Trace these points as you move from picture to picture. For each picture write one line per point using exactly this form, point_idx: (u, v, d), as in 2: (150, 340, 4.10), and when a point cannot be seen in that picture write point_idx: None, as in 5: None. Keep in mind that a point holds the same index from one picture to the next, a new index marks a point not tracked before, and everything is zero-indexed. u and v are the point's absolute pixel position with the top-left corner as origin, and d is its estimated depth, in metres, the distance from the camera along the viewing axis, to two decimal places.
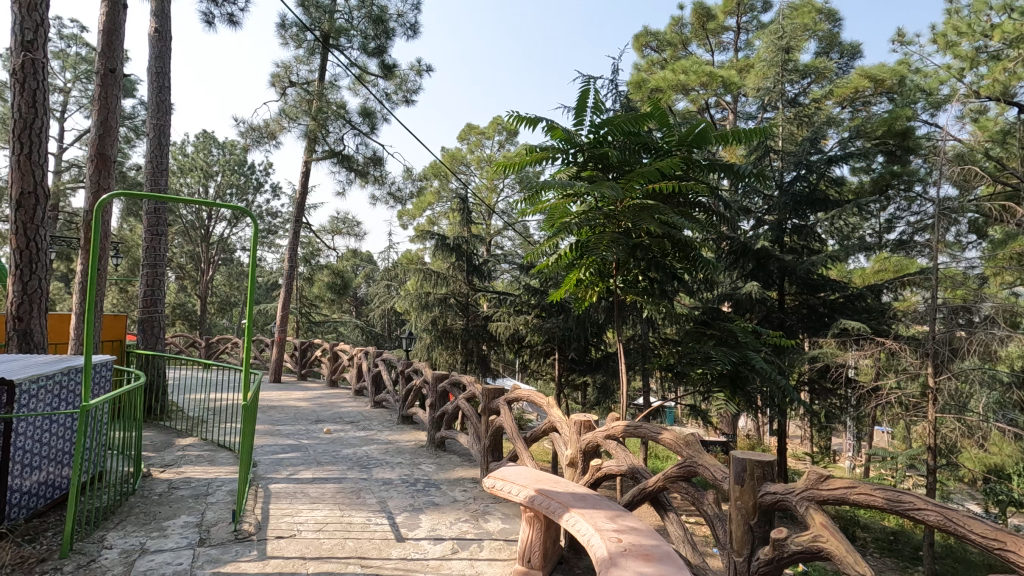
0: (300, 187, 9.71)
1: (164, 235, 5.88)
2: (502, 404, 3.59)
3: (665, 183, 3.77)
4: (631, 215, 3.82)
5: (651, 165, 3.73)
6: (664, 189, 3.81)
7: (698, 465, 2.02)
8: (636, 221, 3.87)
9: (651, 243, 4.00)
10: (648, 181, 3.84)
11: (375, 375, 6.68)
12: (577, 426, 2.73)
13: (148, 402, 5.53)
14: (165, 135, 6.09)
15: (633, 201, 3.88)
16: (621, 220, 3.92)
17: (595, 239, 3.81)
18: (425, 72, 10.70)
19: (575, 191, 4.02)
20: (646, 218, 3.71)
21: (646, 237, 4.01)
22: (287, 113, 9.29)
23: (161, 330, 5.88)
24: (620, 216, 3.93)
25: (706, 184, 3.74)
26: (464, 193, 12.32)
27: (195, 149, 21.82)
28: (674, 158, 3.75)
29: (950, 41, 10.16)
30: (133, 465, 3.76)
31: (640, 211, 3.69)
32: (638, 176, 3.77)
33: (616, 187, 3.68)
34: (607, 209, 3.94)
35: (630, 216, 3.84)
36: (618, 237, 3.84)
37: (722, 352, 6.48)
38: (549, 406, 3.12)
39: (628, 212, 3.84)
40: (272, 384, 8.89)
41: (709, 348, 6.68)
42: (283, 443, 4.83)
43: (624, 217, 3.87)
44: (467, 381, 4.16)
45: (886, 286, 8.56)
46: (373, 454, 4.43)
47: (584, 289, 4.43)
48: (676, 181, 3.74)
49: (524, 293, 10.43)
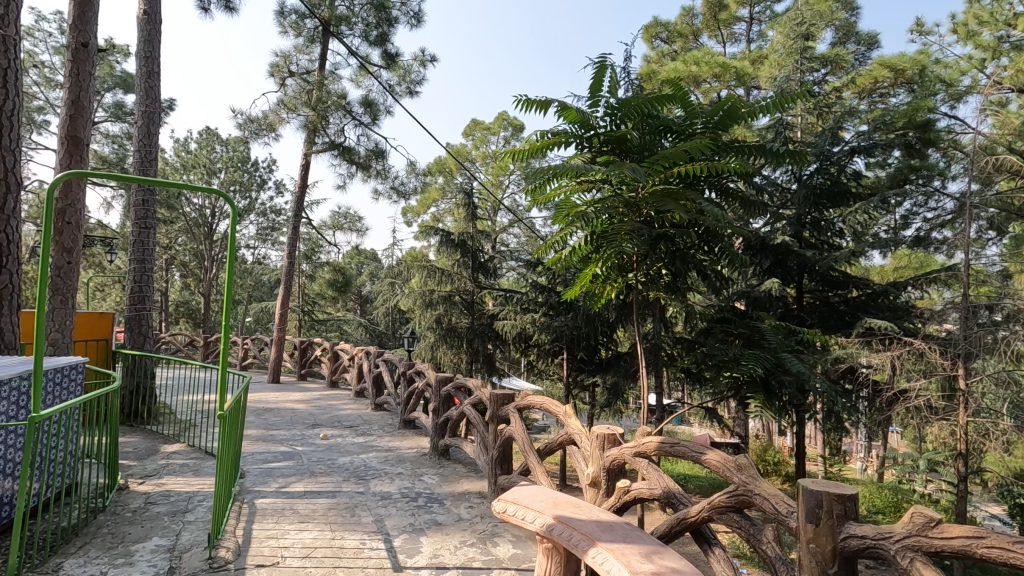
0: (300, 181, 9.38)
1: (152, 229, 5.57)
2: (512, 412, 3.24)
3: (692, 166, 3.41)
4: (656, 201, 3.46)
5: (677, 146, 3.37)
6: (691, 172, 3.46)
7: (755, 495, 1.68)
8: (659, 208, 3.50)
9: (677, 234, 3.64)
10: (673, 164, 3.48)
11: (376, 376, 6.36)
12: (599, 440, 2.38)
13: (135, 405, 5.25)
14: (155, 122, 5.78)
15: (656, 186, 3.52)
16: (643, 207, 3.56)
17: (615, 230, 3.45)
18: (429, 62, 10.38)
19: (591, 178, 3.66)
20: (674, 205, 3.34)
21: (671, 227, 3.66)
22: (287, 104, 8.98)
23: (150, 328, 5.57)
24: (641, 204, 3.57)
25: (739, 167, 3.39)
26: (469, 188, 12.00)
27: (198, 145, 21.61)
28: (702, 138, 3.39)
29: (971, 31, 9.63)
30: (108, 476, 3.45)
31: (667, 197, 3.32)
32: (663, 159, 3.41)
33: (638, 171, 3.32)
34: (627, 196, 3.57)
35: (655, 204, 3.48)
36: (641, 228, 3.47)
37: (754, 356, 6.07)
38: (566, 416, 2.77)
39: (653, 199, 3.47)
40: (270, 384, 8.59)
41: (739, 352, 6.28)
42: (277, 450, 4.51)
43: (647, 205, 3.51)
44: (473, 384, 3.82)
45: (910, 281, 8.15)
46: (372, 463, 4.11)
47: (601, 285, 4.05)
48: (706, 163, 3.38)
49: (531, 291, 10.09)
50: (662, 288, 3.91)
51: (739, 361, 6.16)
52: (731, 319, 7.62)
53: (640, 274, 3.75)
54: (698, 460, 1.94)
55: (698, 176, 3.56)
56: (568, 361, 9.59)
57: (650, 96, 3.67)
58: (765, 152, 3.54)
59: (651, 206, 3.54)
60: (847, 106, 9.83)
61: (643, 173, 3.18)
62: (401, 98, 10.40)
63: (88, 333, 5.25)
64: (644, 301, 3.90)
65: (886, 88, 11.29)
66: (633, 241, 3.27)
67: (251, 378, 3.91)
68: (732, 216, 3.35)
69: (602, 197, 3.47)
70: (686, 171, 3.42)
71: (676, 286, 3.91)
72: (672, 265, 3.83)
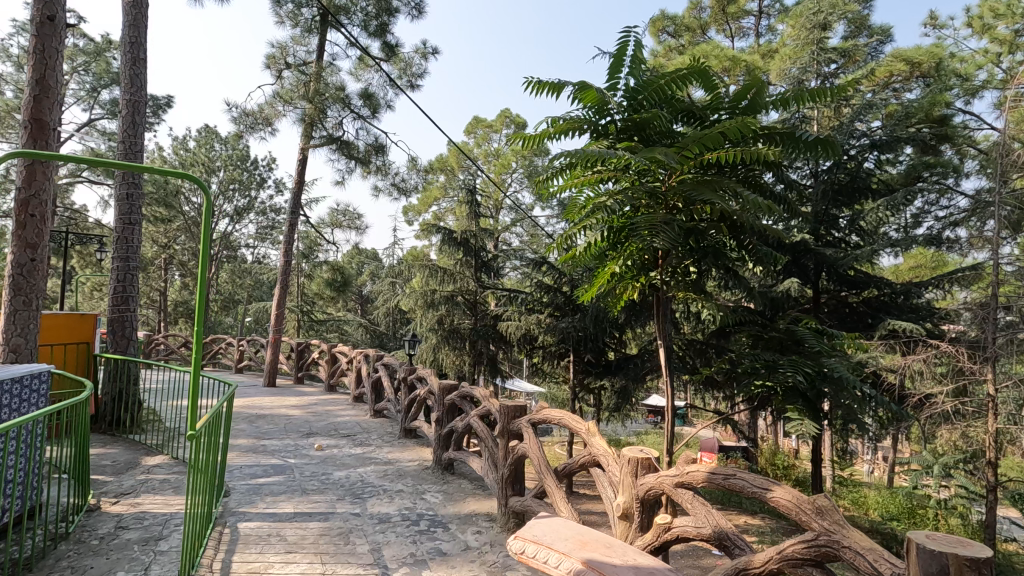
0: (297, 176, 9.04)
1: (138, 225, 5.24)
2: (525, 426, 2.90)
3: (727, 151, 3.04)
4: (688, 190, 3.09)
5: (711, 128, 2.99)
6: (724, 159, 3.11)
7: (844, 548, 1.40)
8: (690, 198, 3.13)
9: (709, 227, 3.29)
10: (704, 149, 3.12)
11: (375, 382, 6.03)
12: (632, 464, 2.05)
13: (118, 413, 4.91)
14: (141, 111, 5.42)
15: (686, 175, 3.14)
16: (671, 198, 3.20)
17: (643, 223, 3.09)
18: (431, 55, 10.06)
19: (610, 167, 3.27)
20: (711, 194, 2.98)
21: (700, 220, 3.30)
22: (283, 96, 8.63)
23: (134, 330, 5.24)
24: (669, 195, 3.19)
25: (778, 152, 3.03)
26: (472, 185, 11.69)
27: (197, 143, 21.29)
28: (738, 118, 3.01)
29: (986, 24, 9.33)
30: (78, 495, 3.11)
31: (700, 185, 2.97)
32: (694, 144, 3.03)
33: (670, 155, 2.93)
34: (652, 186, 3.19)
35: (685, 193, 3.12)
36: (673, 221, 3.10)
37: (795, 363, 5.73)
38: (588, 434, 2.45)
39: (683, 187, 3.10)
40: (265, 388, 8.26)
41: (776, 360, 5.91)
42: (267, 463, 4.17)
43: (678, 195, 3.14)
44: (480, 394, 3.48)
45: (931, 281, 7.84)
46: (370, 478, 3.77)
47: (621, 285, 3.69)
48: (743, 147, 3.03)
49: (536, 290, 9.75)
50: (690, 288, 3.55)
51: (782, 367, 5.79)
52: (753, 324, 7.24)
53: (667, 273, 3.40)
54: (764, 501, 1.63)
55: (731, 162, 3.21)
56: (574, 363, 9.26)
57: (674, 75, 3.31)
58: (801, 137, 3.18)
59: (681, 195, 3.17)
60: (863, 101, 9.48)
61: (677, 156, 2.80)
62: (402, 93, 10.08)
63: (71, 335, 4.83)
64: (668, 306, 3.53)
65: (900, 83, 10.94)
66: (666, 234, 2.89)
67: (235, 386, 3.54)
68: (772, 207, 3.01)
69: (626, 187, 3.10)
70: (722, 156, 3.06)
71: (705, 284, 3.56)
72: (701, 261, 3.48)
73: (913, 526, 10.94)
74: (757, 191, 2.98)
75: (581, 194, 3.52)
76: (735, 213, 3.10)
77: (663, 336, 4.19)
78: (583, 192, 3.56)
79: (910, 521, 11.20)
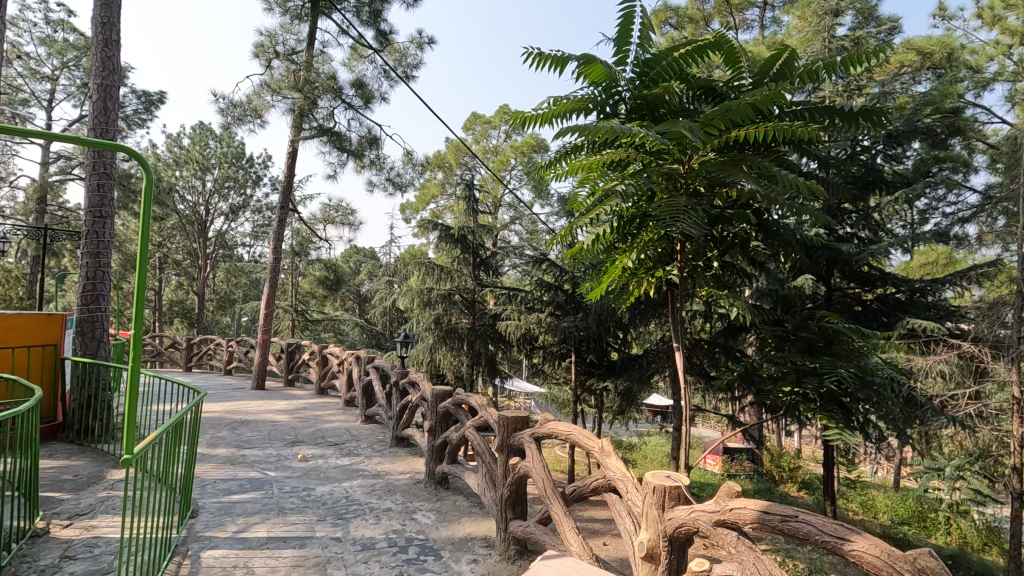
0: (287, 170, 8.67)
1: (109, 219, 4.90)
2: (527, 442, 2.55)
3: (758, 126, 2.64)
4: (713, 172, 2.70)
5: (740, 99, 2.59)
6: (754, 136, 2.70)
7: None
8: (715, 181, 2.73)
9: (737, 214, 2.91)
10: (730, 125, 2.71)
11: (365, 385, 5.68)
12: (658, 495, 1.71)
13: (86, 421, 4.57)
14: (113, 96, 5.04)
15: (710, 154, 2.74)
16: (693, 181, 2.78)
17: (664, 210, 2.68)
18: (427, 45, 9.70)
19: (621, 147, 2.85)
20: (742, 176, 2.57)
21: (725, 206, 2.91)
22: (271, 86, 8.24)
23: (105, 331, 4.90)
24: (691, 177, 2.79)
25: (815, 128, 2.64)
26: (470, 180, 11.33)
27: (191, 140, 20.90)
28: (770, 88, 2.61)
29: (998, 15, 9.02)
30: (25, 517, 2.76)
31: (730, 166, 2.57)
32: (720, 119, 2.63)
33: (694, 130, 2.53)
34: (671, 167, 2.79)
35: (710, 174, 2.71)
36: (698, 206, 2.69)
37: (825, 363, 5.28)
38: (602, 454, 2.11)
39: (708, 168, 2.70)
40: (254, 391, 7.92)
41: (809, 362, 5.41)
42: (244, 476, 3.82)
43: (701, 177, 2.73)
44: (477, 403, 3.13)
45: (948, 278, 7.52)
46: (355, 495, 3.42)
47: (632, 279, 3.32)
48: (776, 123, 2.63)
49: (536, 289, 9.42)
50: (714, 283, 3.16)
51: (821, 368, 5.22)
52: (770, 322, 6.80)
53: (689, 265, 3.01)
54: (842, 557, 1.33)
55: (759, 141, 2.81)
56: (576, 364, 8.93)
57: (691, 46, 2.90)
58: (840, 110, 2.78)
59: (704, 177, 2.77)
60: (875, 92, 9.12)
61: (705, 132, 2.40)
62: (397, 84, 9.73)
63: (34, 338, 4.39)
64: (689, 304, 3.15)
65: (910, 74, 10.60)
66: (690, 222, 2.47)
67: (205, 393, 3.20)
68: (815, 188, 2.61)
69: (640, 169, 2.70)
70: (752, 133, 2.66)
71: (731, 277, 3.18)
72: (725, 251, 3.11)
73: (923, 530, 10.68)
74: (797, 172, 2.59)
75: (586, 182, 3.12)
76: (768, 196, 2.71)
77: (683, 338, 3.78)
78: (588, 178, 3.16)
79: (920, 525, 10.93)
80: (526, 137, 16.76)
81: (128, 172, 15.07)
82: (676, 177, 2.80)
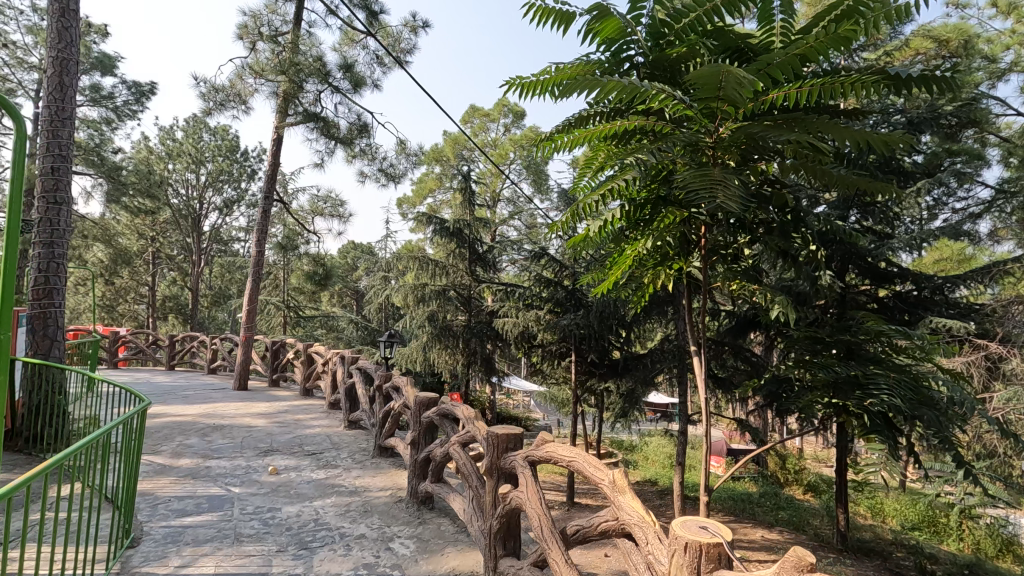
0: (272, 158, 8.22)
1: (65, 205, 4.50)
2: (522, 468, 2.13)
3: (807, 81, 2.16)
4: (755, 134, 2.21)
5: (788, 47, 2.10)
6: (800, 96, 2.23)
7: None
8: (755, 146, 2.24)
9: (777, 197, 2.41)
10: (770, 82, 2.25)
11: (349, 388, 5.25)
12: (691, 556, 1.32)
13: (36, 430, 4.23)
14: (71, 71, 4.57)
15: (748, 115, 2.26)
16: (725, 149, 2.30)
17: (691, 183, 2.21)
18: (421, 29, 9.24)
19: (640, 109, 2.37)
20: (792, 137, 2.08)
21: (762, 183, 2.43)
22: (253, 68, 7.75)
23: (58, 328, 4.45)
24: (723, 145, 2.31)
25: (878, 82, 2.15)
26: (467, 171, 10.91)
27: (184, 133, 20.39)
28: (824, 33, 2.12)
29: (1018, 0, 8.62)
30: None
31: (772, 127, 2.09)
32: (765, 71, 2.14)
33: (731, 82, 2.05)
34: (699, 132, 2.30)
35: (749, 139, 2.22)
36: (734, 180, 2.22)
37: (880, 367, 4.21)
38: (614, 490, 1.70)
39: (743, 136, 2.23)
40: (236, 392, 7.50)
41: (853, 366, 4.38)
42: (205, 493, 3.39)
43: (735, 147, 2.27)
44: (465, 415, 2.70)
45: (971, 274, 7.10)
46: (326, 518, 3.00)
47: (647, 273, 2.88)
48: (829, 78, 2.16)
49: (534, 285, 9.00)
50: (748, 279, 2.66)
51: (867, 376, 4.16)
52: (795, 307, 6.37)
53: (717, 258, 2.54)
54: None
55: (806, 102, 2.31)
56: (576, 364, 8.54)
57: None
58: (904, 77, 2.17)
59: (736, 148, 2.30)
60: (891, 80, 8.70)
61: (751, 81, 1.92)
62: (390, 71, 9.33)
63: None
64: (715, 305, 2.65)
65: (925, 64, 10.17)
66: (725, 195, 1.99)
67: (147, 400, 2.82)
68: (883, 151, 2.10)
69: (660, 137, 2.24)
70: (795, 93, 2.19)
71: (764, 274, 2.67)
72: (757, 240, 2.63)
73: (934, 535, 10.42)
74: (857, 134, 2.10)
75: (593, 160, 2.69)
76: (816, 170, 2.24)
77: (702, 348, 3.06)
78: (597, 157, 2.74)
79: (931, 531, 10.65)
80: (525, 130, 16.38)
81: (116, 163, 14.67)
82: (704, 148, 2.34)
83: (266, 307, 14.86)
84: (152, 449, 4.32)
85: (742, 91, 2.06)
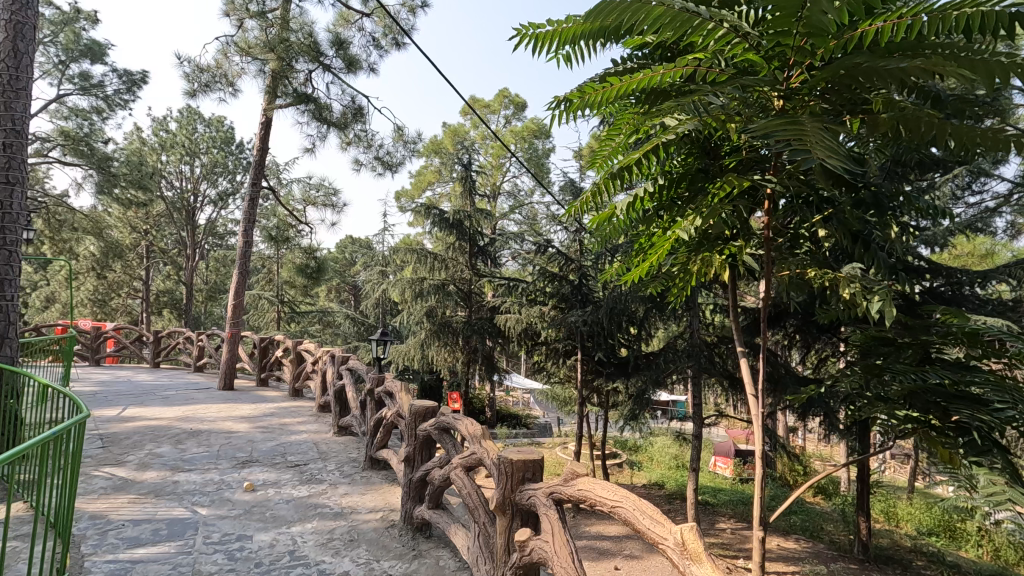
0: (261, 143, 7.72)
1: (18, 189, 4.05)
2: (546, 507, 1.71)
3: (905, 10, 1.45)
4: (849, 75, 1.60)
5: None
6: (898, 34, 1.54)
7: None
8: (845, 89, 1.64)
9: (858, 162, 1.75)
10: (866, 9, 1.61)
11: (338, 391, 4.79)
12: None
13: None
14: (26, 37, 4.06)
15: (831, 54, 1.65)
16: (803, 97, 1.71)
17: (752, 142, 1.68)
18: (420, 9, 8.73)
19: (690, 48, 1.81)
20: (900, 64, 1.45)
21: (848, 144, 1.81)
22: (240, 46, 7.17)
23: (8, 325, 3.97)
24: (802, 92, 1.72)
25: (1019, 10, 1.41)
26: (467, 160, 10.44)
27: (177, 124, 19.78)
28: None
29: None
30: None
31: (873, 58, 1.50)
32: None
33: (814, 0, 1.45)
34: (765, 77, 1.73)
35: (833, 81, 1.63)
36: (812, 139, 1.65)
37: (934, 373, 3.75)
38: (685, 558, 1.27)
39: (824, 80, 1.65)
40: (221, 392, 7.07)
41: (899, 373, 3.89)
42: (167, 514, 2.95)
43: (810, 97, 1.72)
44: (469, 431, 2.26)
45: (1006, 270, 6.65)
46: (303, 550, 2.55)
47: (681, 266, 2.37)
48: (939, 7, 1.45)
49: (538, 279, 8.54)
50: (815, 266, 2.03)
51: None
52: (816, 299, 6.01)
53: (775, 249, 1.95)
54: None
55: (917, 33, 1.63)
56: (582, 363, 8.12)
57: None
58: None
59: (817, 96, 1.70)
60: None
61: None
62: (387, 54, 8.87)
63: None
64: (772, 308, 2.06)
65: None
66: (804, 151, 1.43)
67: (87, 411, 2.38)
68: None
69: (701, 87, 1.71)
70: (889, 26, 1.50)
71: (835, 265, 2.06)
72: (830, 221, 2.01)
73: (952, 541, 10.08)
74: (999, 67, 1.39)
75: (618, 129, 2.22)
76: (919, 122, 1.60)
77: (744, 349, 2.48)
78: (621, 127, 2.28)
79: (948, 536, 10.28)
80: (526, 122, 15.96)
81: (106, 154, 14.09)
82: (768, 104, 1.81)
83: (259, 302, 14.39)
84: (117, 460, 3.86)
85: (826, 15, 1.51)
